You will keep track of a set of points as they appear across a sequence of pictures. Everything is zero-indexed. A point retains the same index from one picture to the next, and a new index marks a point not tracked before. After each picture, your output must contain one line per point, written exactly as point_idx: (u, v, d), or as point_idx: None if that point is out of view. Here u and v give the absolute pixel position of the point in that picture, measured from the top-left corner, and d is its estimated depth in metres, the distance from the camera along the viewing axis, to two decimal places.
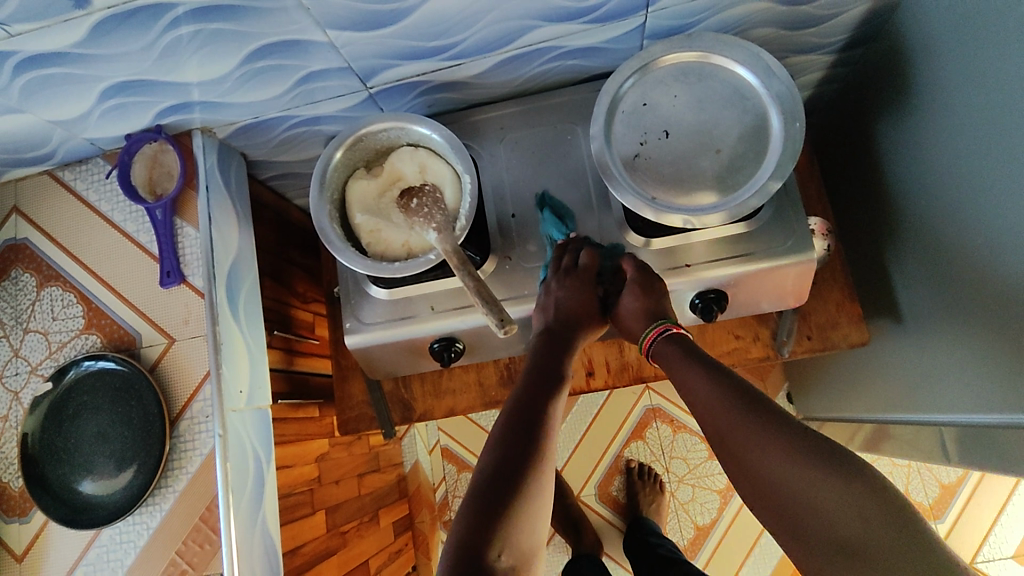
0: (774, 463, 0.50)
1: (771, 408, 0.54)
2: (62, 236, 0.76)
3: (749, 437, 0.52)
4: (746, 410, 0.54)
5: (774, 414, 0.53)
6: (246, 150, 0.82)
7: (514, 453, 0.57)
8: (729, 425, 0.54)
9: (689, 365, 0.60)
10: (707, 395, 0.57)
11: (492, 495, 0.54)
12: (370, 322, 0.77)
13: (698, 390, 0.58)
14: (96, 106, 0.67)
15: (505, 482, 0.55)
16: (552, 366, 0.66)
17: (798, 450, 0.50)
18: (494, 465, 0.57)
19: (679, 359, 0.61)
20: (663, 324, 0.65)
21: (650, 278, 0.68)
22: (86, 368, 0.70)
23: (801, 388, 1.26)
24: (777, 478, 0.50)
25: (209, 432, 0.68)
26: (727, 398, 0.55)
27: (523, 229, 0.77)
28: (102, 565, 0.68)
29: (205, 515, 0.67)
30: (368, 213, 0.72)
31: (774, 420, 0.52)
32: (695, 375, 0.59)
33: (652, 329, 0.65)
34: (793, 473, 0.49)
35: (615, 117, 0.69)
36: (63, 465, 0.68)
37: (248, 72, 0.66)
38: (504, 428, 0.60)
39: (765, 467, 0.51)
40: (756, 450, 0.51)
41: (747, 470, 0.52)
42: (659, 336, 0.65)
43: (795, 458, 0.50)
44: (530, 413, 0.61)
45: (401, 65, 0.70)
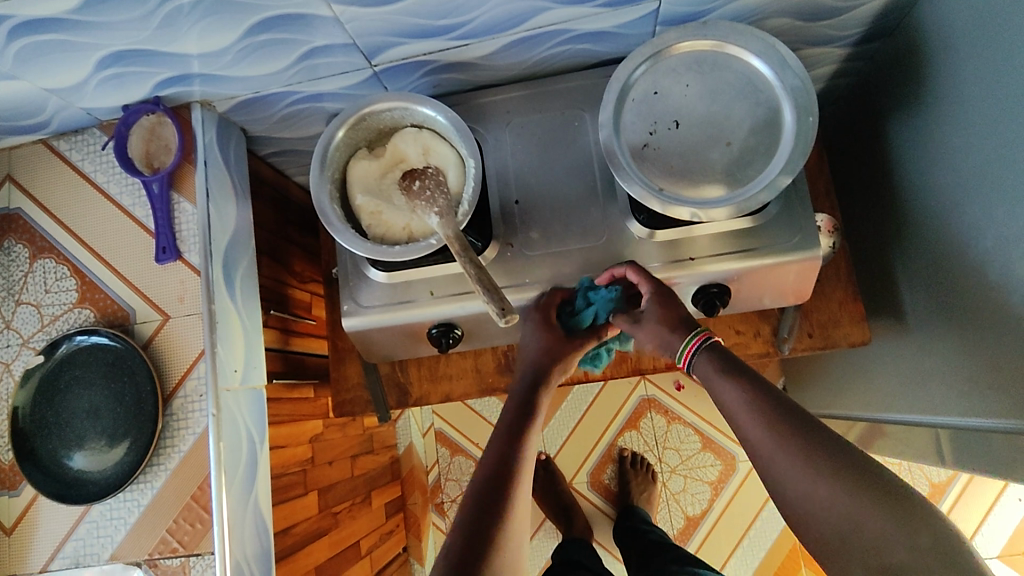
0: (810, 480, 0.50)
1: (810, 423, 0.53)
2: (56, 208, 0.74)
3: (782, 453, 0.52)
4: (786, 426, 0.53)
5: (813, 434, 0.52)
6: (246, 125, 0.81)
7: (488, 503, 0.61)
8: (764, 441, 0.54)
9: (725, 384, 0.59)
10: (742, 414, 0.56)
11: (471, 538, 0.58)
12: (368, 306, 0.76)
13: (734, 405, 0.57)
14: (93, 75, 0.65)
15: (481, 531, 0.58)
16: (526, 409, 0.70)
17: (836, 474, 0.50)
18: (469, 515, 0.60)
19: (715, 372, 0.60)
20: (703, 333, 0.63)
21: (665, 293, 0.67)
22: (79, 342, 0.69)
23: (797, 384, 1.26)
24: (812, 495, 0.50)
25: (203, 411, 0.68)
26: (761, 414, 0.54)
27: (527, 216, 0.76)
28: (91, 541, 0.67)
29: (197, 494, 0.66)
30: (369, 195, 0.70)
31: (813, 438, 0.52)
32: (732, 390, 0.58)
33: (694, 339, 0.62)
34: (828, 490, 0.49)
35: (625, 106, 0.67)
36: (53, 439, 0.68)
37: (249, 45, 0.64)
38: (483, 478, 0.63)
39: (798, 483, 0.51)
40: (791, 466, 0.51)
41: (785, 491, 0.52)
42: (701, 347, 0.62)
43: (829, 478, 0.50)
44: (504, 464, 0.64)
45: (408, 43, 0.68)
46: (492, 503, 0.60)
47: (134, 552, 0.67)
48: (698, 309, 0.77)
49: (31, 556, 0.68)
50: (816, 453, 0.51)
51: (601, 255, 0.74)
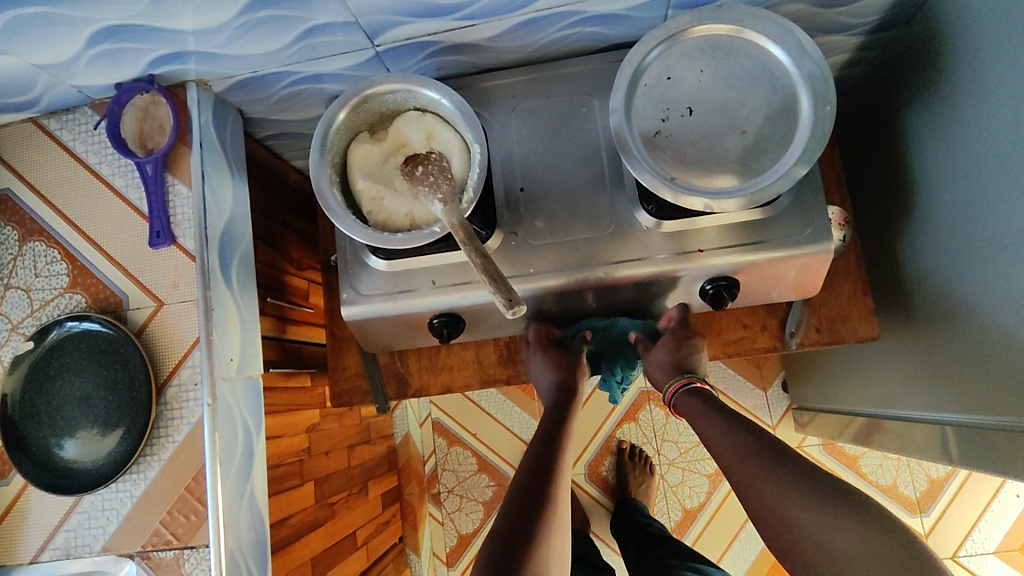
0: (780, 497, 0.55)
1: (783, 454, 0.58)
2: (46, 189, 0.72)
3: (763, 479, 0.56)
4: (760, 455, 0.58)
5: (783, 456, 0.58)
6: (243, 107, 0.78)
7: (526, 512, 0.62)
8: (743, 470, 0.59)
9: (709, 420, 0.65)
10: (725, 443, 0.62)
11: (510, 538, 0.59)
12: (367, 294, 0.74)
13: (718, 440, 0.63)
14: (84, 51, 0.63)
15: (521, 531, 0.60)
16: (555, 442, 0.71)
17: (801, 487, 0.54)
18: (505, 526, 0.61)
19: (701, 407, 0.68)
20: (686, 377, 0.71)
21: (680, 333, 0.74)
22: (70, 329, 0.67)
23: (797, 378, 1.26)
24: (780, 505, 0.54)
25: (197, 401, 0.66)
26: (739, 442, 0.61)
27: (532, 205, 0.74)
28: (84, 532, 0.66)
29: (192, 485, 0.65)
30: (371, 180, 0.69)
31: (787, 465, 0.56)
32: (715, 427, 0.64)
33: (675, 383, 0.71)
34: (801, 506, 0.53)
35: (637, 91, 0.65)
36: (43, 428, 0.66)
37: (247, 22, 0.61)
38: (519, 485, 0.66)
39: (782, 507, 0.54)
40: (766, 489, 0.56)
41: (760, 506, 0.56)
42: (681, 390, 0.71)
43: (801, 496, 0.54)
44: (539, 473, 0.67)
45: (411, 22, 0.66)
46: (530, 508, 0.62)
47: (127, 543, 0.65)
48: (705, 302, 0.75)
49: (21, 547, 0.67)
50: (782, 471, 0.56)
51: (607, 246, 0.72)
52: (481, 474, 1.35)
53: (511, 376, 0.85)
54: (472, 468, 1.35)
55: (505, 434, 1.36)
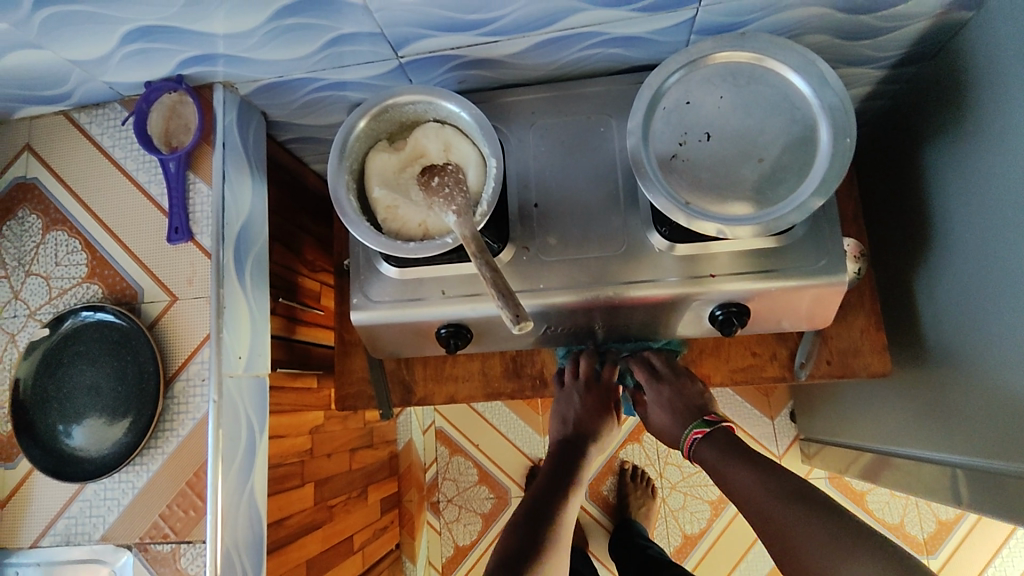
0: (803, 532, 0.56)
1: (803, 492, 0.60)
2: (73, 181, 0.74)
3: (778, 507, 0.59)
4: (779, 493, 0.60)
5: (797, 486, 0.60)
6: (268, 110, 0.81)
7: (530, 536, 0.68)
8: (763, 507, 0.60)
9: (724, 459, 0.67)
10: (739, 480, 0.64)
11: (519, 550, 0.67)
12: (378, 301, 0.75)
13: (734, 478, 0.64)
14: (117, 50, 0.65)
15: (529, 538, 0.68)
16: (567, 473, 0.77)
17: (812, 513, 0.57)
18: (516, 537, 0.69)
19: (714, 450, 0.69)
20: (695, 429, 0.72)
21: (683, 382, 0.77)
22: (85, 318, 0.68)
23: (805, 408, 1.24)
24: (794, 532, 0.56)
25: (203, 397, 0.66)
26: (755, 472, 0.63)
27: (545, 221, 0.74)
28: (84, 520, 0.65)
29: (192, 481, 0.64)
30: (387, 188, 0.70)
31: (804, 499, 0.58)
32: (731, 464, 0.66)
33: (687, 437, 0.73)
34: (816, 538, 0.55)
35: (655, 114, 0.65)
36: (52, 415, 0.66)
37: (276, 28, 0.64)
38: (526, 509, 0.72)
39: (797, 530, 0.56)
40: (788, 523, 0.57)
41: (775, 533, 0.58)
42: (693, 443, 0.72)
43: (829, 532, 0.55)
44: (546, 507, 0.72)
45: (436, 36, 0.69)
46: (534, 536, 0.68)
47: (126, 535, 0.64)
48: (714, 327, 0.74)
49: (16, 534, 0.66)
50: (796, 500, 0.58)
51: (617, 265, 0.72)
52: (481, 486, 1.35)
53: (517, 391, 0.85)
54: (473, 479, 1.35)
55: (509, 448, 1.36)
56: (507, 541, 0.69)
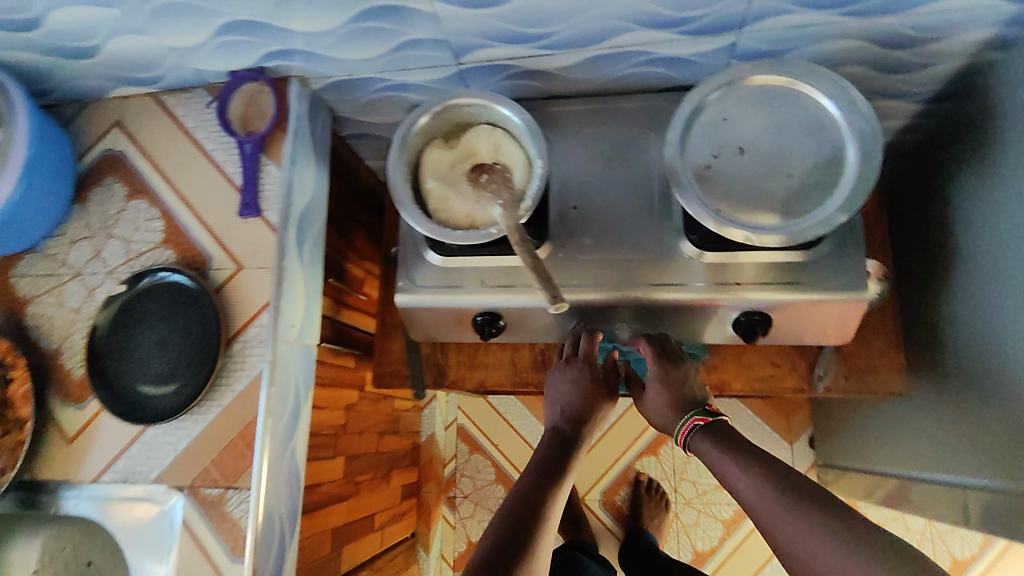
0: (821, 552, 0.52)
1: (813, 491, 0.56)
2: (156, 155, 0.81)
3: (786, 518, 0.55)
4: (789, 503, 0.56)
5: (808, 492, 0.56)
6: (334, 106, 0.88)
7: (526, 517, 0.67)
8: (774, 521, 0.56)
9: (726, 457, 0.64)
10: (743, 484, 0.60)
11: (516, 531, 0.65)
12: (422, 285, 0.81)
13: (737, 477, 0.61)
14: (211, 40, 0.73)
15: (526, 518, 0.67)
16: (559, 464, 0.75)
17: (827, 525, 0.53)
18: (506, 527, 0.66)
19: (715, 447, 0.66)
20: (693, 417, 0.70)
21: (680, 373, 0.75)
22: (160, 279, 0.75)
23: (825, 433, 1.28)
24: (808, 551, 0.53)
25: (259, 357, 0.72)
26: (760, 474, 0.59)
27: (583, 223, 0.79)
28: (142, 461, 0.72)
29: (244, 432, 0.70)
30: (439, 180, 0.76)
31: (819, 507, 0.55)
32: (733, 468, 0.62)
33: (685, 423, 0.70)
34: (833, 556, 0.51)
35: (693, 128, 0.70)
36: (123, 363, 0.73)
37: (352, 30, 0.71)
38: (522, 489, 0.71)
39: (811, 547, 0.53)
40: (803, 541, 0.53)
41: (786, 547, 0.55)
42: (691, 431, 0.70)
43: (852, 554, 0.51)
44: (541, 490, 0.71)
45: (496, 46, 0.75)
46: (530, 518, 0.67)
47: (179, 478, 0.70)
48: (736, 334, 0.78)
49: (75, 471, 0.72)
50: (810, 508, 0.55)
51: (648, 270, 0.76)
52: (497, 484, 1.38)
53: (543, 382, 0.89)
54: (490, 478, 1.39)
55: (527, 450, 1.39)
56: (503, 518, 0.67)
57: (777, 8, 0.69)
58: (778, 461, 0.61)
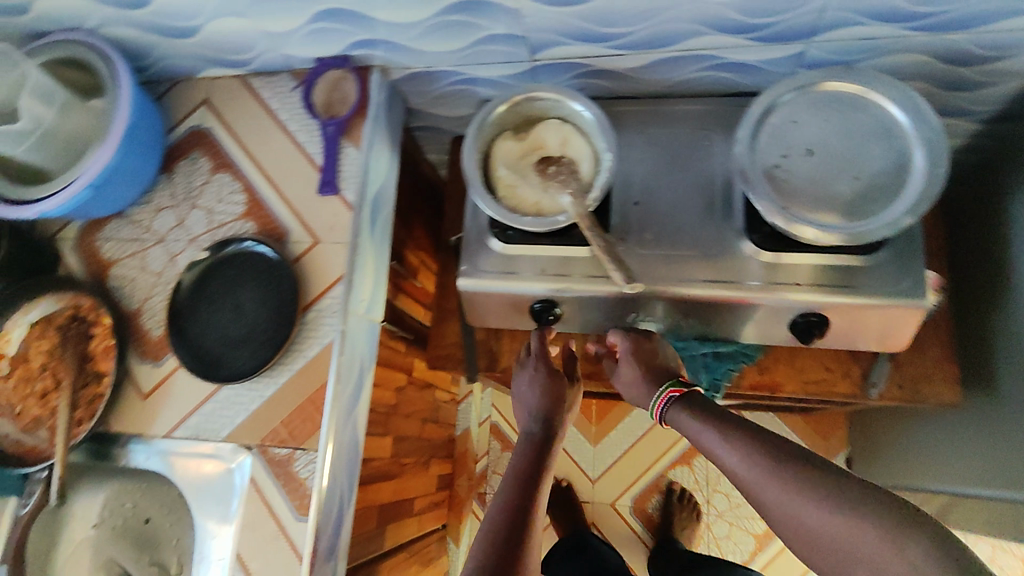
0: (805, 508, 0.56)
1: (792, 450, 0.61)
2: (241, 134, 0.85)
3: (767, 479, 0.59)
4: (773, 465, 0.60)
5: (788, 451, 0.60)
6: (407, 96, 0.92)
7: (520, 506, 0.71)
8: (755, 481, 0.60)
9: (706, 426, 0.67)
10: (723, 450, 0.64)
11: (513, 521, 0.69)
12: (484, 270, 0.83)
13: (716, 444, 0.65)
14: (304, 26, 0.77)
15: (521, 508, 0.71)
16: (540, 459, 0.79)
17: (808, 480, 0.57)
18: (496, 536, 0.67)
19: (698, 423, 0.69)
20: (668, 391, 0.74)
21: (652, 348, 0.80)
22: (247, 248, 0.78)
23: (865, 453, 1.28)
24: (794, 508, 0.57)
25: (332, 327, 0.75)
26: (742, 439, 0.63)
27: (644, 218, 0.81)
28: (214, 419, 0.75)
29: (313, 397, 0.73)
30: (510, 169, 0.79)
31: (797, 464, 0.59)
32: (716, 439, 0.65)
33: (660, 396, 0.75)
34: (818, 507, 0.55)
35: (763, 128, 0.71)
36: (202, 325, 0.77)
37: (438, 22, 0.75)
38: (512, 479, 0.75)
39: (793, 502, 0.57)
40: (780, 494, 0.58)
41: (771, 504, 0.59)
42: (668, 403, 0.74)
43: (827, 503, 0.55)
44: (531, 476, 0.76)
45: (570, 44, 0.78)
46: (525, 508, 0.71)
47: (248, 437, 0.74)
48: (791, 334, 0.80)
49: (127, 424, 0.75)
50: (792, 464, 0.59)
51: (708, 265, 0.78)
52: None
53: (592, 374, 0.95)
54: None
55: (562, 454, 1.46)
56: (501, 505, 0.71)
57: (849, 19, 0.71)
58: (755, 425, 0.65)
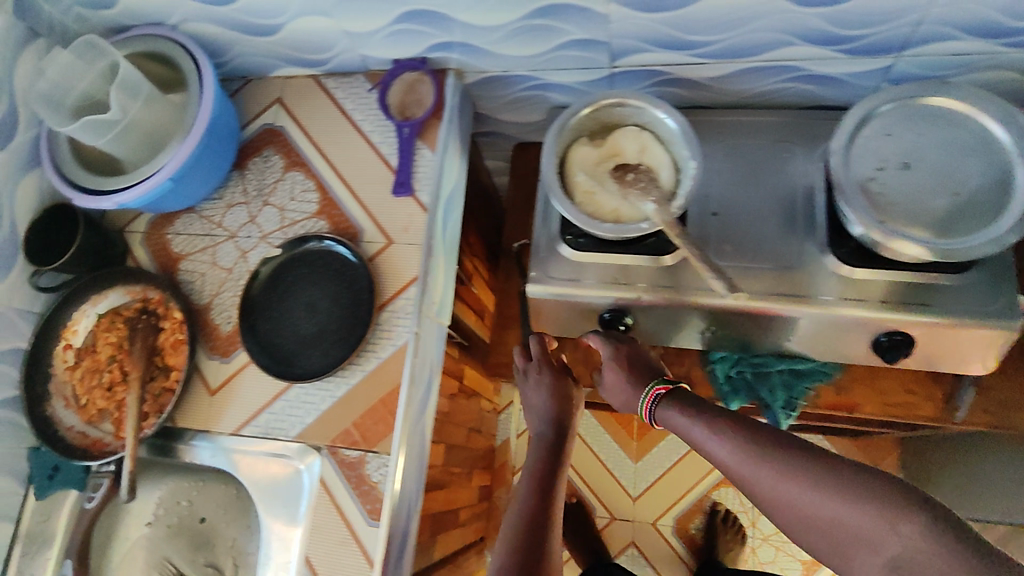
0: (803, 496, 0.53)
1: (781, 436, 0.58)
2: (314, 132, 0.85)
3: (761, 470, 0.56)
4: (763, 452, 0.57)
5: (776, 437, 0.58)
6: (477, 101, 0.91)
7: (537, 511, 0.71)
8: (747, 472, 0.57)
9: (693, 420, 0.64)
10: (712, 443, 0.61)
11: (533, 529, 0.69)
12: (555, 277, 0.81)
13: (705, 438, 0.62)
14: (386, 27, 0.76)
15: (538, 515, 0.71)
16: (553, 458, 0.78)
17: (802, 469, 0.54)
18: (518, 548, 0.67)
19: (684, 415, 0.66)
20: (654, 388, 0.72)
21: (634, 351, 0.79)
22: (328, 247, 0.78)
23: (927, 480, 1.24)
24: (792, 498, 0.54)
25: (405, 329, 0.74)
26: (730, 432, 0.60)
27: (722, 229, 0.80)
28: (284, 417, 0.75)
29: (386, 399, 0.73)
30: (588, 175, 0.78)
31: (787, 452, 0.56)
32: (704, 429, 0.62)
33: (648, 394, 0.72)
34: (813, 495, 0.53)
35: (857, 139, 0.70)
36: (274, 321, 0.76)
37: (522, 26, 0.74)
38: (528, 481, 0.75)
39: (790, 490, 0.54)
40: (776, 484, 0.55)
41: (767, 495, 0.56)
42: (656, 400, 0.71)
43: (823, 489, 0.53)
44: (544, 479, 0.75)
45: (653, 51, 0.77)
46: (541, 515, 0.71)
47: (319, 437, 0.73)
48: (873, 350, 0.77)
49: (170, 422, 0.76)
50: (780, 451, 0.56)
51: (788, 279, 0.76)
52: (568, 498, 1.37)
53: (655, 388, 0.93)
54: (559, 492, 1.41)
55: (603, 470, 1.44)
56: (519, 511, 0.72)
57: (945, 32, 0.70)
58: (742, 417, 0.62)
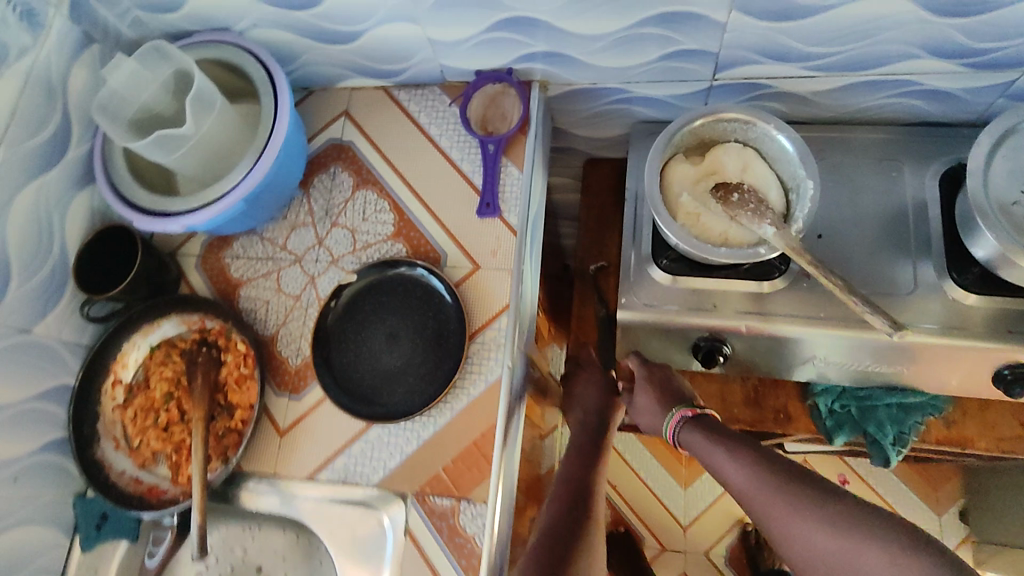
0: (818, 537, 0.52)
1: (803, 474, 0.56)
2: (386, 147, 0.79)
3: (777, 505, 0.55)
4: (781, 487, 0.55)
5: (792, 474, 0.56)
6: (555, 113, 0.85)
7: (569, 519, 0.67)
8: (763, 504, 0.56)
9: (713, 446, 0.62)
10: (730, 472, 0.59)
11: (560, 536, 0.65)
12: (646, 303, 0.75)
13: (722, 464, 0.60)
14: (475, 36, 0.70)
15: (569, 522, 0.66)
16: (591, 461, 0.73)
17: (816, 510, 0.53)
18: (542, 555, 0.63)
19: (703, 435, 0.64)
20: (680, 411, 0.68)
21: (665, 376, 0.75)
22: (418, 274, 0.71)
23: (997, 508, 1.19)
24: (806, 539, 0.52)
25: (498, 363, 0.68)
26: (749, 462, 0.58)
27: (829, 253, 0.74)
28: (364, 461, 0.68)
29: (480, 441, 0.66)
30: (692, 196, 0.72)
31: (803, 490, 0.55)
32: (720, 452, 0.60)
33: (672, 419, 0.68)
34: (825, 537, 0.52)
35: (998, 157, 0.64)
36: (351, 354, 0.70)
37: (627, 36, 0.68)
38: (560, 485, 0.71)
39: (804, 530, 0.53)
40: (790, 521, 0.54)
41: (781, 533, 0.54)
42: (680, 425, 0.67)
43: (837, 533, 0.51)
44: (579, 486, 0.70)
45: (763, 63, 0.72)
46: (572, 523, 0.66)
47: (404, 483, 0.66)
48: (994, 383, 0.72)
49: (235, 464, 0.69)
50: (794, 490, 0.55)
51: (905, 309, 0.70)
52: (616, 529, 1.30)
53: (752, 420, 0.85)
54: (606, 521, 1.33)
55: (651, 498, 1.37)
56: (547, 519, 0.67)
57: None
58: (765, 448, 0.60)
